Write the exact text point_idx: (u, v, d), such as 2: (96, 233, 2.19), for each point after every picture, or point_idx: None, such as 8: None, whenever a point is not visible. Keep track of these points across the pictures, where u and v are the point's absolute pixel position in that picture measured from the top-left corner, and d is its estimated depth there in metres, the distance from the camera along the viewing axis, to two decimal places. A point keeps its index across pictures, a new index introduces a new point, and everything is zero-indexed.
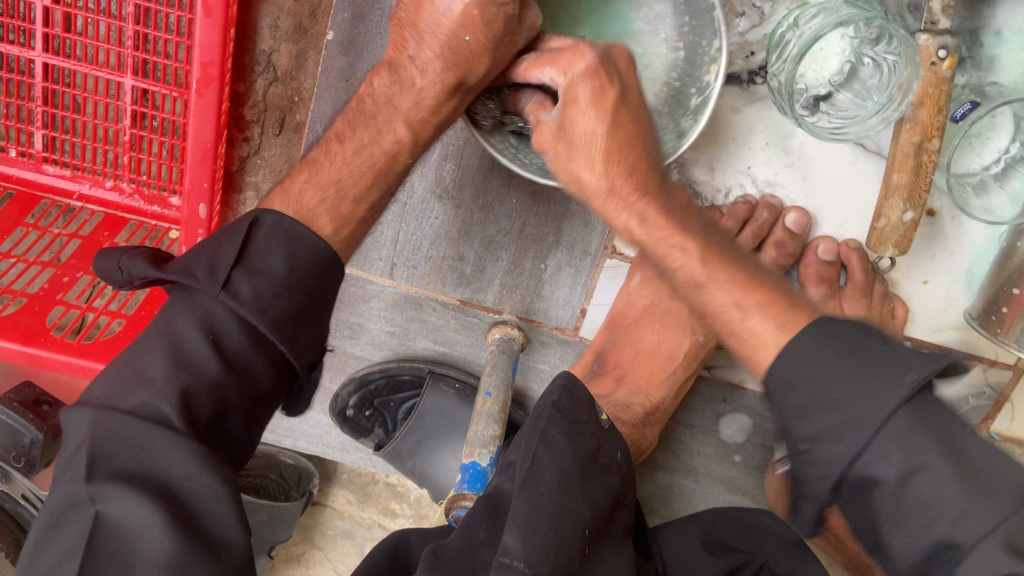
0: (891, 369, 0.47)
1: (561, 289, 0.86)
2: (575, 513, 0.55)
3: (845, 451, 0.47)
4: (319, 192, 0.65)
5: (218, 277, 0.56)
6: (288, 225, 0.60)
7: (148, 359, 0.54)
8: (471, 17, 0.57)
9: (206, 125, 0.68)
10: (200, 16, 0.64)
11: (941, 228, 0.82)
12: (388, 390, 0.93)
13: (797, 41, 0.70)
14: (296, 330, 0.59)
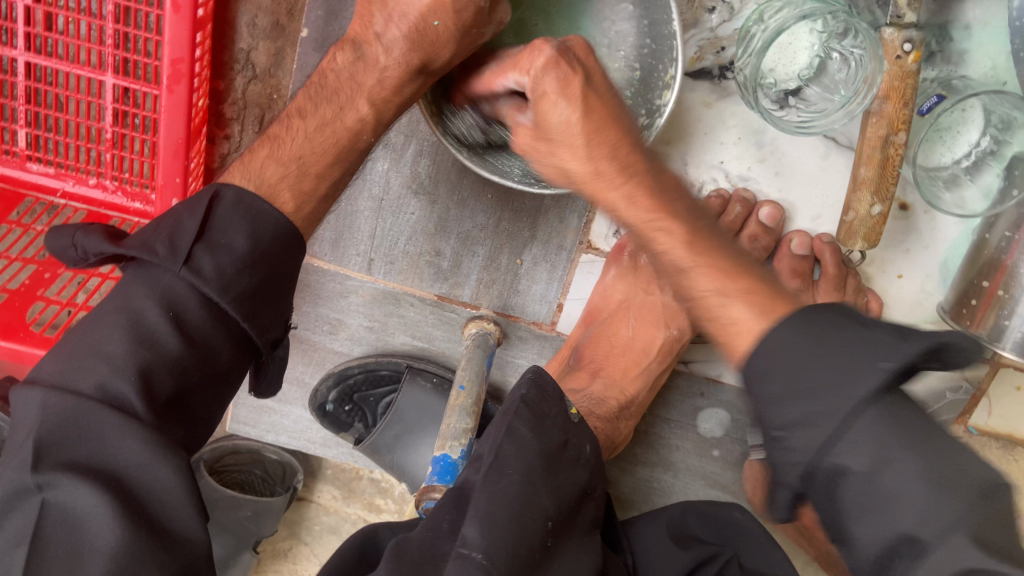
0: (867, 355, 0.45)
1: (538, 284, 0.87)
2: (536, 505, 0.55)
3: (816, 440, 0.46)
4: (280, 168, 0.65)
5: (179, 254, 0.56)
6: (249, 200, 0.61)
7: (107, 336, 0.55)
8: (442, 2, 0.59)
9: (177, 122, 0.69)
10: (169, 12, 0.64)
11: (915, 222, 0.83)
12: (366, 385, 0.93)
13: (763, 35, 0.72)
14: (258, 307, 0.60)
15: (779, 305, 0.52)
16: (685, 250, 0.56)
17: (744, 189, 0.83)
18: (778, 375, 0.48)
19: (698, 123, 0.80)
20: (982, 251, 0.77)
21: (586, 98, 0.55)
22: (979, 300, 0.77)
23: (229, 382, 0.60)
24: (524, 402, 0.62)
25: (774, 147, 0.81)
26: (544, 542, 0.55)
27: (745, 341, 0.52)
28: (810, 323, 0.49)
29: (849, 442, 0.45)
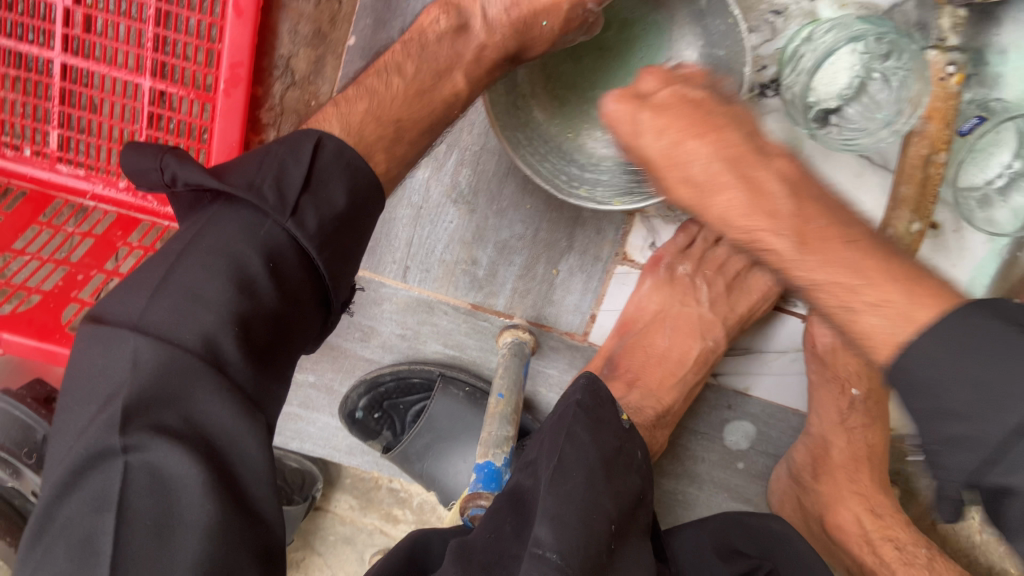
0: (1023, 378, 0.42)
1: (573, 294, 0.88)
2: (601, 502, 0.56)
3: (969, 464, 0.44)
4: (379, 128, 0.67)
5: (288, 205, 0.55)
6: (349, 155, 0.61)
7: (203, 279, 0.53)
8: (557, 7, 0.67)
9: (231, 126, 0.69)
10: (231, 17, 0.65)
11: (945, 241, 0.84)
12: (398, 392, 0.93)
13: (812, 55, 0.72)
14: (343, 251, 0.59)
15: (943, 304, 0.48)
16: (789, 241, 0.58)
17: None
18: (929, 385, 0.46)
19: None
20: None
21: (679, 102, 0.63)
22: None
23: (296, 338, 0.59)
24: (581, 404, 0.62)
25: (810, 164, 0.82)
26: (611, 541, 0.55)
27: (889, 351, 0.50)
28: (981, 316, 0.45)
29: (1007, 463, 0.42)
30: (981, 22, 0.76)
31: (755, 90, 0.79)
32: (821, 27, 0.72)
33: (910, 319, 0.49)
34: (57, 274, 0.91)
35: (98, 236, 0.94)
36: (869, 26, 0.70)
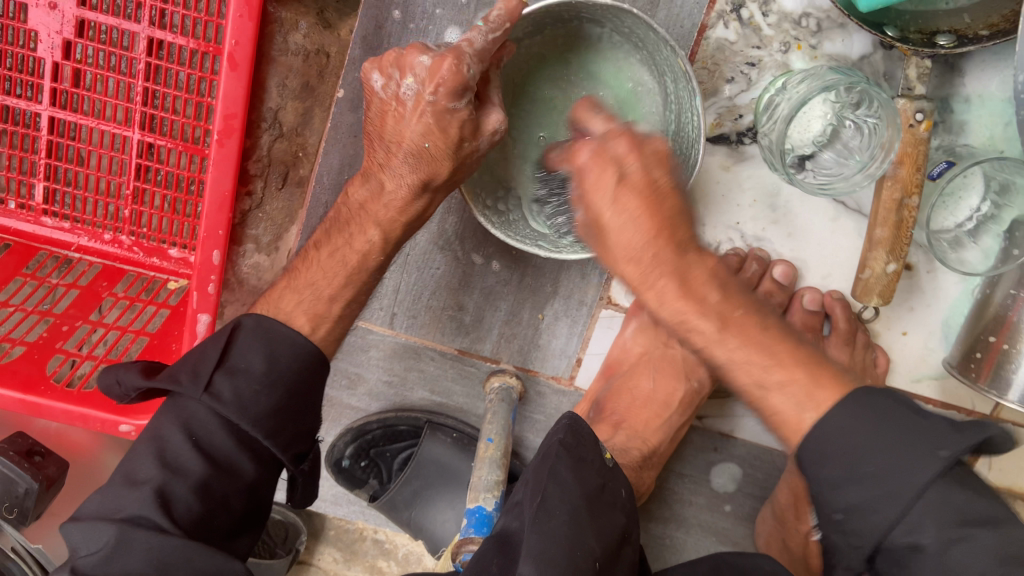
0: (928, 442, 0.51)
1: (559, 338, 0.90)
2: (583, 534, 0.61)
3: (827, 462, 0.54)
4: (296, 295, 0.70)
5: (201, 381, 0.60)
6: (267, 324, 0.65)
7: (201, 359, 0.62)
8: (429, 126, 0.65)
9: (224, 177, 0.69)
10: (226, 70, 0.65)
11: (919, 282, 0.87)
12: (384, 440, 0.93)
13: (787, 104, 0.76)
14: (281, 424, 0.62)
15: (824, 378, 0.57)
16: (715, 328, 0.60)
17: (759, 249, 0.86)
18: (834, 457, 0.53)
19: (713, 185, 0.84)
20: (987, 308, 0.82)
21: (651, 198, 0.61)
22: (983, 354, 0.81)
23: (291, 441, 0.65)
24: (562, 438, 0.67)
25: (787, 209, 0.85)
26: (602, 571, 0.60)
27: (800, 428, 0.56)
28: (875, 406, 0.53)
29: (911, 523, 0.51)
30: (946, 73, 0.80)
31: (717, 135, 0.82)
32: (795, 78, 0.77)
33: (778, 362, 0.58)
34: (42, 326, 0.92)
35: (83, 287, 0.94)
36: (842, 76, 0.74)
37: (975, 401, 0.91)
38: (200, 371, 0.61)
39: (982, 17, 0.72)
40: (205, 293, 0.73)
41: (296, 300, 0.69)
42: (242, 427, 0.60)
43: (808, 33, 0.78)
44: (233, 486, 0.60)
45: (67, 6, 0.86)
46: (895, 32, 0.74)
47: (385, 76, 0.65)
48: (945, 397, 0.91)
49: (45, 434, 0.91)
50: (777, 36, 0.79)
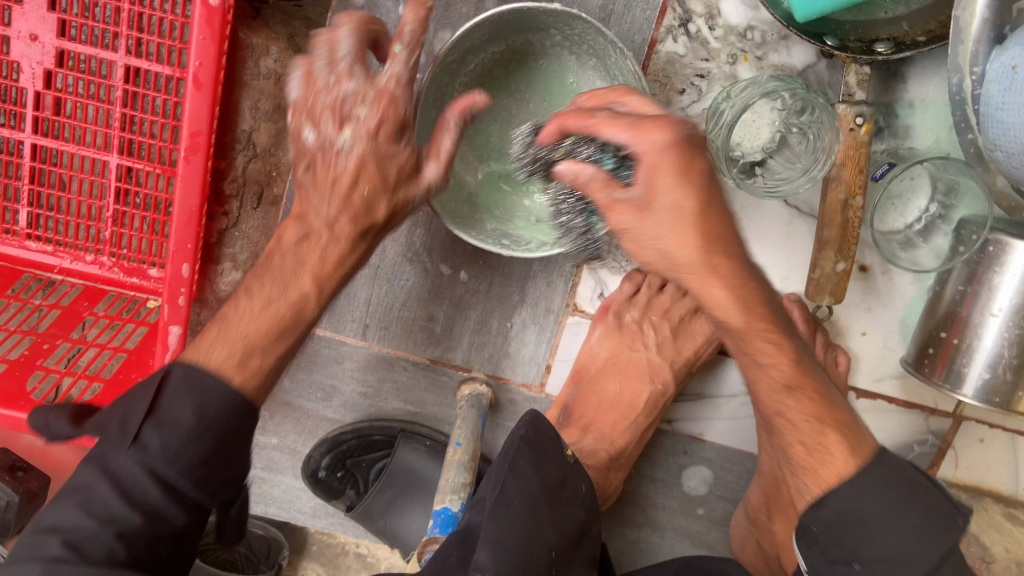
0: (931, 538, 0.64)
1: (527, 346, 0.92)
2: (537, 528, 0.63)
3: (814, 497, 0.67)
4: (228, 347, 0.66)
5: (129, 434, 0.61)
6: (197, 375, 0.63)
7: (133, 408, 0.62)
8: (366, 168, 0.65)
9: (192, 192, 0.72)
10: (191, 90, 0.69)
11: (875, 282, 0.90)
12: (359, 450, 0.95)
13: (730, 110, 0.78)
14: (208, 474, 0.63)
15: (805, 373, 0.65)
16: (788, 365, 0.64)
17: None
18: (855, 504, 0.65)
19: None
20: (939, 305, 0.83)
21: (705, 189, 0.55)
22: (936, 349, 0.83)
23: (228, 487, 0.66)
24: (525, 436, 0.70)
25: (744, 214, 0.87)
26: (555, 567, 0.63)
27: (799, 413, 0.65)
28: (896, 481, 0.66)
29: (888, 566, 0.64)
30: (888, 79, 0.83)
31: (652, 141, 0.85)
32: (738, 87, 0.80)
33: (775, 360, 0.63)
34: (24, 344, 0.94)
35: (65, 307, 0.97)
36: (781, 83, 0.77)
37: (937, 399, 0.94)
38: (127, 424, 0.62)
39: (920, 24, 0.76)
40: (175, 305, 0.76)
41: (228, 353, 0.65)
42: (168, 476, 0.61)
43: (753, 45, 0.82)
44: (161, 533, 0.61)
45: (48, 38, 0.89)
46: (835, 41, 0.77)
47: (317, 131, 0.65)
48: (907, 395, 0.94)
49: (30, 451, 0.94)
50: (724, 49, 0.82)
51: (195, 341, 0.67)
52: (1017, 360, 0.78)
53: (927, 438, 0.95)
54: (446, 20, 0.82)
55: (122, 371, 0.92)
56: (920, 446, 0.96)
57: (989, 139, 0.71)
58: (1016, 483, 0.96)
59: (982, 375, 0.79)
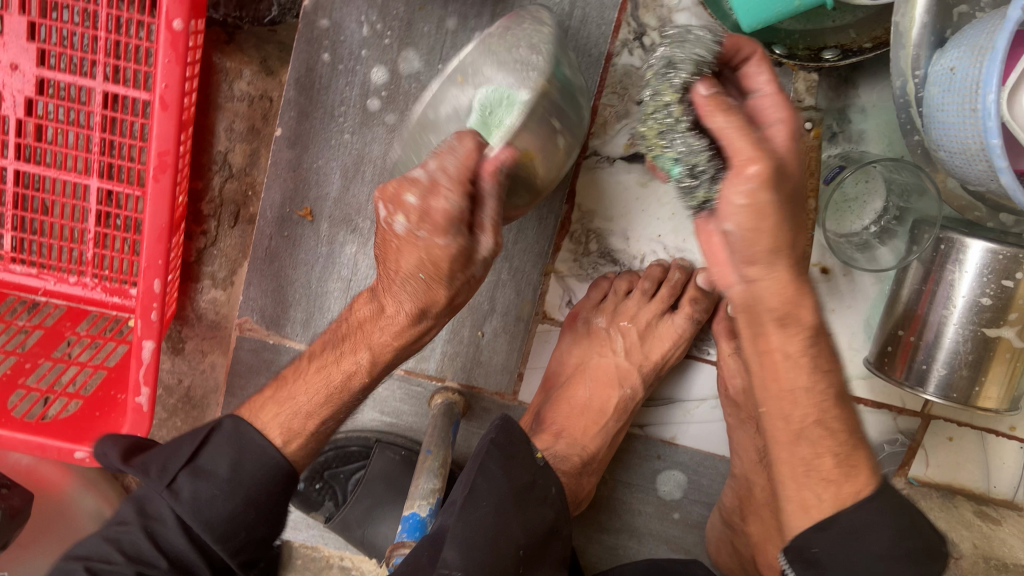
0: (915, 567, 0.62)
1: (499, 354, 0.94)
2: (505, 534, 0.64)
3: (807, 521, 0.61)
4: (278, 407, 0.72)
5: (166, 477, 0.66)
6: (242, 430, 0.69)
7: (177, 453, 0.68)
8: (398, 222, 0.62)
9: (161, 211, 0.75)
10: (157, 112, 0.72)
11: (837, 284, 0.92)
12: (337, 461, 0.97)
13: None
14: (250, 525, 0.67)
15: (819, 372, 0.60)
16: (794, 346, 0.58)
17: (681, 259, 0.91)
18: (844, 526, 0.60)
19: (634, 201, 0.89)
20: (897, 305, 0.85)
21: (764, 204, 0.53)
22: (895, 348, 0.85)
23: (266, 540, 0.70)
24: (497, 441, 0.70)
25: None
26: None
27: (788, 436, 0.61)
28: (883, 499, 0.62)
29: None
30: (839, 86, 0.86)
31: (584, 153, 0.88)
32: None
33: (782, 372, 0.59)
34: (8, 363, 0.97)
35: (48, 327, 1.00)
36: None
37: (904, 398, 0.95)
38: (167, 466, 0.67)
39: (865, 32, 0.78)
40: (149, 320, 0.79)
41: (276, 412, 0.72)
42: (195, 527, 0.65)
43: None
44: None
45: (28, 67, 0.91)
46: (783, 50, 0.80)
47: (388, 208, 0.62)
48: (874, 395, 0.95)
49: (15, 468, 0.96)
50: None
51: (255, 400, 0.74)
52: (973, 356, 0.79)
53: (896, 437, 0.96)
54: (408, 39, 0.85)
55: (102, 389, 0.94)
56: (891, 446, 0.97)
57: (934, 140, 0.73)
58: (986, 481, 0.97)
59: (940, 373, 0.81)
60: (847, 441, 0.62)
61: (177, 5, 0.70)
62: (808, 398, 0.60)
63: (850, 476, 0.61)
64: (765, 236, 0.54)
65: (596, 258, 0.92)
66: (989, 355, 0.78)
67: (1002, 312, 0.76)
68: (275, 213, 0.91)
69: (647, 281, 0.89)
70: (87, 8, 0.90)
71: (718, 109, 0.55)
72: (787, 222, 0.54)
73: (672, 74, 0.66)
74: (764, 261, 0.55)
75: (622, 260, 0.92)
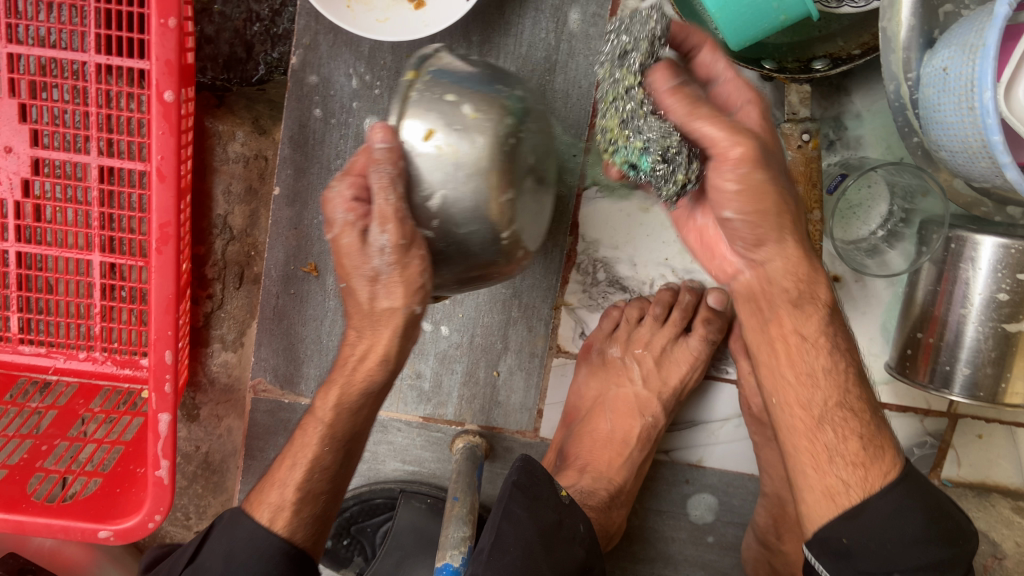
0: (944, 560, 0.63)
1: (517, 393, 0.94)
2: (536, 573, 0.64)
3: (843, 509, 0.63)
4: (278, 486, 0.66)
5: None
6: (237, 520, 0.66)
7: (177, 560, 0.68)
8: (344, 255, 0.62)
9: (167, 281, 0.75)
10: (155, 184, 0.72)
11: (849, 291, 0.91)
12: (363, 515, 0.96)
13: None
14: None
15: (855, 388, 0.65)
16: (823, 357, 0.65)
17: (691, 281, 0.91)
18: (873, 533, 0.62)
19: (637, 228, 0.90)
20: (913, 307, 0.84)
21: (762, 188, 0.58)
22: (916, 350, 0.83)
23: None
24: (520, 481, 0.70)
25: None
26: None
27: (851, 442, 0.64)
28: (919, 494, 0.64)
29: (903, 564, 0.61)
30: (831, 95, 0.86)
31: (583, 185, 0.89)
32: None
33: (820, 367, 0.64)
34: (24, 447, 0.96)
35: (62, 406, 0.98)
36: None
37: (928, 400, 0.94)
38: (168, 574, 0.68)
39: (853, 39, 0.79)
40: (162, 393, 0.78)
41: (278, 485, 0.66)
42: None
43: None
44: None
45: (22, 148, 0.91)
46: (773, 63, 0.80)
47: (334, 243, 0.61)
48: (897, 398, 0.94)
49: (40, 552, 0.96)
50: None
51: (267, 478, 0.68)
52: (996, 353, 0.78)
53: (925, 440, 0.95)
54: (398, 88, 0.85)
55: (120, 464, 0.93)
56: (920, 449, 0.96)
57: (933, 140, 0.72)
58: (1020, 476, 0.95)
59: (965, 372, 0.79)
60: (869, 423, 0.65)
61: (166, 77, 0.70)
62: (827, 378, 0.65)
63: (876, 459, 0.64)
64: (769, 200, 0.59)
65: (605, 287, 0.92)
66: (1012, 350, 0.77)
67: (1020, 306, 0.75)
68: (281, 271, 0.90)
69: (658, 306, 0.89)
70: (76, 85, 0.90)
71: (676, 90, 0.56)
72: (777, 205, 0.60)
73: (629, 54, 0.57)
74: (771, 238, 0.61)
75: (630, 286, 0.92)
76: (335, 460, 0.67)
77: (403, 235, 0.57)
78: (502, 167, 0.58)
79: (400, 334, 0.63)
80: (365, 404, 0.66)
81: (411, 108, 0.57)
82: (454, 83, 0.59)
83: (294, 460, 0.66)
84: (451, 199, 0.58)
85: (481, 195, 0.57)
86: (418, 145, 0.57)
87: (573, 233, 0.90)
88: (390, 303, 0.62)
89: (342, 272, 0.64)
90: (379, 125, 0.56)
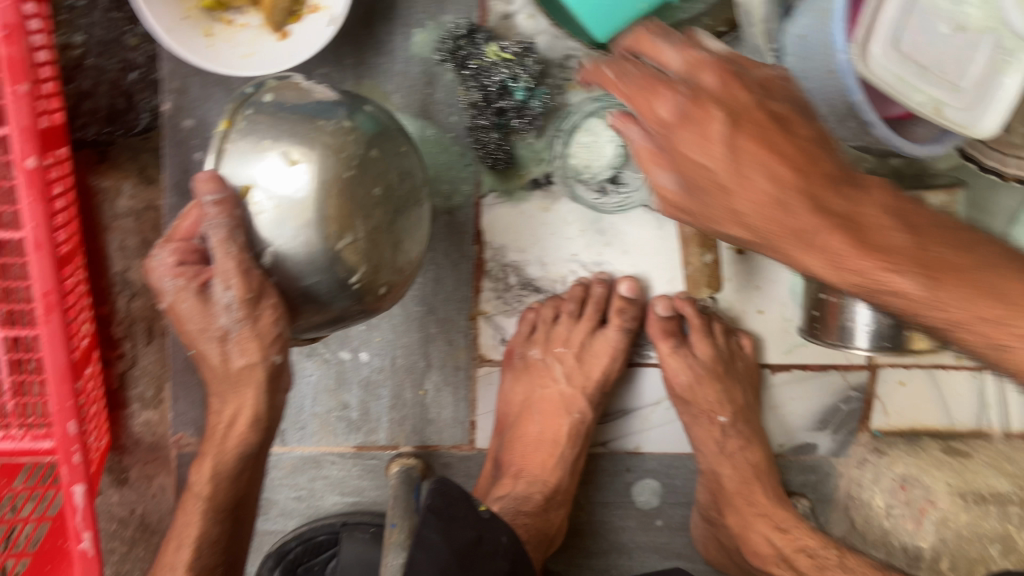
0: None
1: (446, 408, 0.93)
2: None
3: None
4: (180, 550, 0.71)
5: None
6: None
7: None
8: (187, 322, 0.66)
9: (59, 352, 0.72)
10: (30, 254, 0.69)
11: (755, 261, 0.92)
12: (308, 555, 0.93)
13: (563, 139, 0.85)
14: None
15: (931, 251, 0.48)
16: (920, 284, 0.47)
17: (601, 272, 0.91)
18: None
19: (540, 227, 0.89)
20: None
21: (755, 160, 0.50)
22: (820, 312, 0.85)
23: None
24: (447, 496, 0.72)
25: (614, 229, 0.91)
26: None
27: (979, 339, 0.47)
28: None
29: None
30: None
31: (481, 193, 0.88)
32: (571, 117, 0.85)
33: (896, 270, 0.47)
34: None
35: None
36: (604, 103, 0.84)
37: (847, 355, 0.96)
38: None
39: (720, 16, 0.79)
40: (73, 464, 0.76)
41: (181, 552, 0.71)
42: None
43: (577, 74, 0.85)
44: None
45: None
46: None
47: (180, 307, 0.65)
48: (818, 358, 0.96)
49: None
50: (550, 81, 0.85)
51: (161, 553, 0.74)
52: None
53: (849, 394, 0.97)
54: None
55: (49, 542, 0.90)
56: (847, 404, 0.98)
57: None
58: (946, 416, 0.98)
59: (866, 327, 0.82)
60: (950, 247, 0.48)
61: (25, 144, 0.68)
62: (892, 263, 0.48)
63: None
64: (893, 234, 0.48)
65: (519, 290, 0.91)
66: None
67: None
68: None
69: (571, 302, 0.90)
70: None
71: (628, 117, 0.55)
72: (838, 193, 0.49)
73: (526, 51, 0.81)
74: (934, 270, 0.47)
75: (543, 286, 0.92)
76: (222, 529, 0.73)
77: (248, 290, 0.61)
78: (337, 211, 0.62)
79: (262, 389, 0.69)
80: (242, 468, 0.72)
81: (226, 162, 0.62)
82: (272, 126, 0.63)
83: (179, 540, 0.72)
84: (285, 253, 0.61)
85: (316, 247, 0.61)
86: (251, 193, 0.61)
87: (477, 241, 0.89)
88: (244, 360, 0.67)
89: (187, 339, 0.68)
90: (204, 176, 0.60)
